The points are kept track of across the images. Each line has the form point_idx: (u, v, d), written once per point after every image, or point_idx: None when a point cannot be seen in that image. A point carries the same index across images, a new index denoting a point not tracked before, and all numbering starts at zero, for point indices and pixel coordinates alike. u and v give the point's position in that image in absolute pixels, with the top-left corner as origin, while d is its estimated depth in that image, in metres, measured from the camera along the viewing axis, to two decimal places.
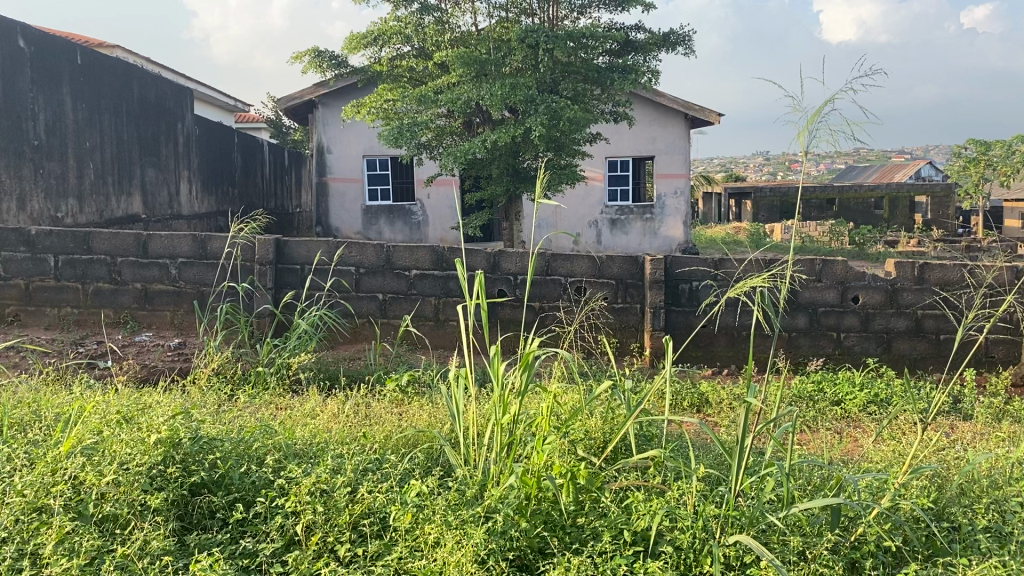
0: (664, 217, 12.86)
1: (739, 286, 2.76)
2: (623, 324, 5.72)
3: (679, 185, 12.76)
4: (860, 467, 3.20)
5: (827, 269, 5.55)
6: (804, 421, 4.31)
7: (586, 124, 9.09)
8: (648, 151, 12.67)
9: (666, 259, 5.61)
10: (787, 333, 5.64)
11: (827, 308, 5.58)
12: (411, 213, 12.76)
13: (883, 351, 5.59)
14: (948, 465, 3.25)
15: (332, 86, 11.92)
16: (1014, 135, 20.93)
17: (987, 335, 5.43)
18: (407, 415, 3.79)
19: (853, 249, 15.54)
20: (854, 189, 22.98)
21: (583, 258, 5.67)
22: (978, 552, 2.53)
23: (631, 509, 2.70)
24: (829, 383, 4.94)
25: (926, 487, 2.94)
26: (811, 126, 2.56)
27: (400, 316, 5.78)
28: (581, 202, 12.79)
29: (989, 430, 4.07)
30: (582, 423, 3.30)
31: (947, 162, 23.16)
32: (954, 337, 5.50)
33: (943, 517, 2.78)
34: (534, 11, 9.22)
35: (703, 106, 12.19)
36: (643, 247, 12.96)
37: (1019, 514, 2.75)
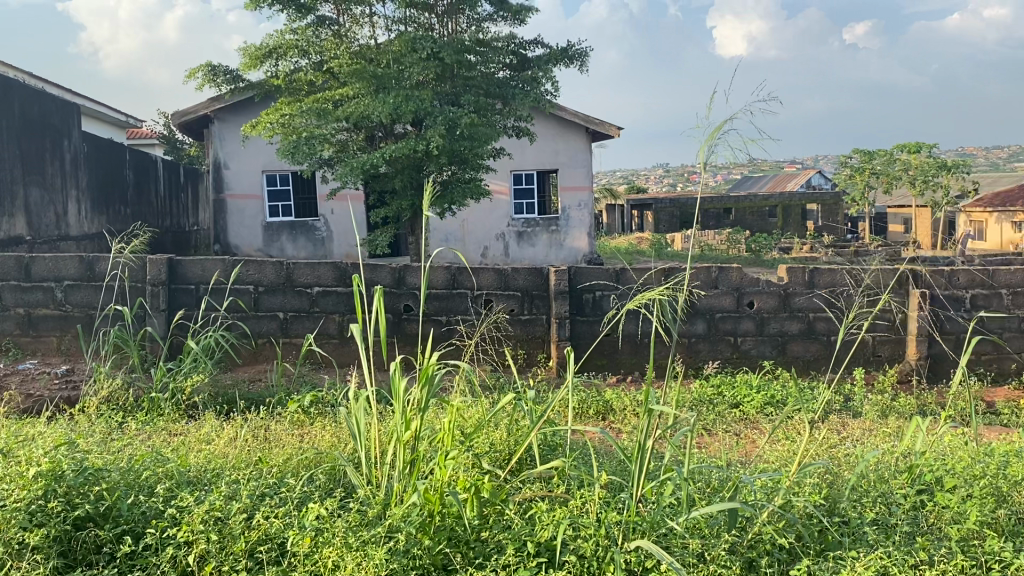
0: (569, 228, 13.03)
1: (638, 297, 2.80)
2: (529, 335, 5.74)
3: (582, 197, 12.99)
4: (756, 467, 3.30)
5: (723, 276, 5.70)
6: (704, 424, 4.41)
7: (489, 139, 9.14)
8: (552, 164, 12.81)
9: (570, 270, 5.67)
10: (687, 338, 5.74)
11: (724, 312, 5.73)
12: (314, 229, 12.57)
13: (778, 354, 5.78)
14: (837, 462, 3.37)
15: (227, 100, 11.58)
16: (895, 146, 22.28)
17: (873, 336, 5.65)
18: (309, 437, 3.71)
19: (752, 256, 16.08)
20: (749, 198, 23.77)
21: (489, 270, 5.68)
22: (866, 545, 2.62)
23: (536, 521, 2.70)
24: (728, 387, 5.08)
25: (819, 484, 3.04)
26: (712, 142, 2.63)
27: (302, 335, 5.65)
28: (487, 215, 12.81)
29: (877, 426, 4.26)
30: (487, 436, 3.29)
31: (836, 171, 24.30)
32: (843, 337, 5.73)
33: (835, 512, 2.87)
34: (433, 25, 9.22)
35: (603, 120, 12.43)
36: (550, 259, 13.08)
37: (903, 505, 2.88)
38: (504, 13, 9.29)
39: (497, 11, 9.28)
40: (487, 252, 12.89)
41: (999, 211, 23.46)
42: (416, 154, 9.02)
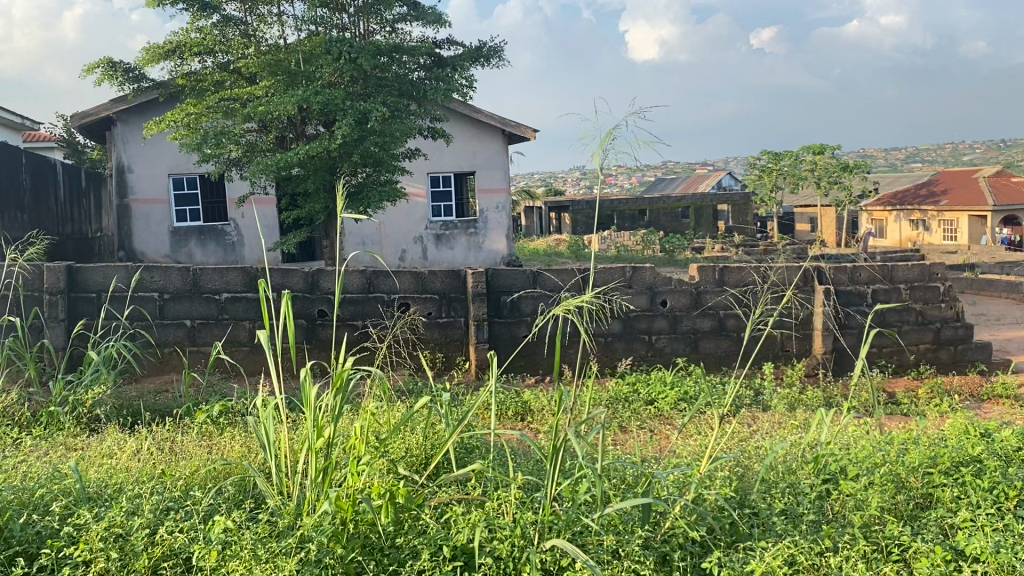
0: (487, 231, 13.02)
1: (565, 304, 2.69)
2: (448, 338, 5.69)
3: (499, 200, 13.04)
4: (669, 462, 3.36)
5: (637, 276, 5.80)
6: (619, 422, 4.45)
7: (403, 138, 9.00)
8: (469, 166, 12.80)
9: (487, 272, 5.65)
10: (603, 338, 5.79)
11: (638, 312, 5.81)
12: (224, 233, 12.25)
13: (691, 351, 5.89)
14: (747, 455, 3.45)
15: (130, 101, 11.16)
16: (800, 148, 23.27)
17: (778, 331, 5.79)
18: (219, 448, 3.59)
19: (665, 256, 16.43)
20: (662, 200, 24.03)
21: (406, 273, 5.61)
22: (775, 535, 2.69)
23: (452, 525, 2.67)
24: (643, 385, 5.15)
25: (730, 477, 3.11)
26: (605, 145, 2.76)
27: (211, 342, 5.47)
28: (404, 218, 12.67)
29: (786, 418, 4.38)
30: (403, 441, 3.23)
31: (746, 172, 25.01)
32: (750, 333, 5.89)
33: (745, 504, 2.93)
34: (345, 25, 9.08)
35: (518, 122, 12.50)
36: (468, 261, 13.03)
37: (810, 494, 2.96)
38: (417, 14, 9.22)
39: (409, 12, 9.21)
40: (405, 255, 12.74)
41: (898, 209, 24.64)
42: (330, 155, 8.83)
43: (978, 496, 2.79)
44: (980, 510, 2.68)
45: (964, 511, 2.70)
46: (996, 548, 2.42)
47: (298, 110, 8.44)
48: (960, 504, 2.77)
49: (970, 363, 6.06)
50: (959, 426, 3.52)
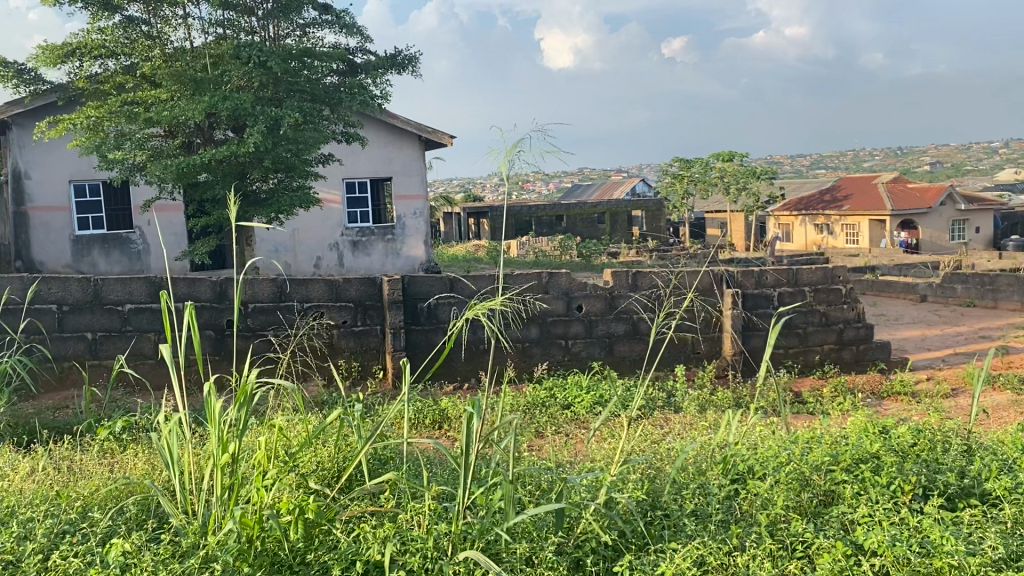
0: (404, 237, 12.93)
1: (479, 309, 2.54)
2: (364, 347, 5.60)
3: (417, 206, 12.99)
4: (583, 466, 3.39)
5: (553, 281, 5.83)
6: (536, 427, 4.47)
7: (317, 144, 8.86)
8: (385, 172, 12.71)
9: (403, 279, 5.60)
10: (521, 344, 5.81)
11: (555, 317, 5.85)
12: (130, 242, 11.84)
13: (606, 354, 5.96)
14: (659, 457, 3.51)
15: (27, 104, 10.67)
16: (709, 156, 24.20)
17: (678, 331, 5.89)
18: (121, 466, 3.45)
19: (582, 261, 16.68)
20: (579, 206, 24.16)
21: (319, 281, 5.51)
22: (685, 536, 2.73)
23: (362, 539, 2.62)
24: (560, 389, 5.18)
25: (641, 480, 3.16)
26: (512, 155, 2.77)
27: (114, 356, 5.26)
28: (319, 224, 12.42)
29: (696, 420, 4.48)
30: (314, 454, 3.15)
31: (659, 179, 25.66)
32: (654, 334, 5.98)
33: (657, 506, 2.98)
34: (254, 29, 8.88)
35: (435, 127, 12.49)
36: (386, 268, 12.90)
37: (718, 494, 3.02)
38: (329, 19, 9.08)
39: (321, 16, 9.06)
40: (320, 263, 12.50)
41: (802, 215, 25.61)
42: (239, 160, 8.62)
43: (877, 492, 2.88)
44: (879, 505, 2.77)
45: (864, 506, 2.79)
46: (892, 542, 2.51)
47: (206, 116, 8.19)
48: (859, 499, 2.87)
49: (870, 361, 6.31)
50: (859, 423, 3.63)
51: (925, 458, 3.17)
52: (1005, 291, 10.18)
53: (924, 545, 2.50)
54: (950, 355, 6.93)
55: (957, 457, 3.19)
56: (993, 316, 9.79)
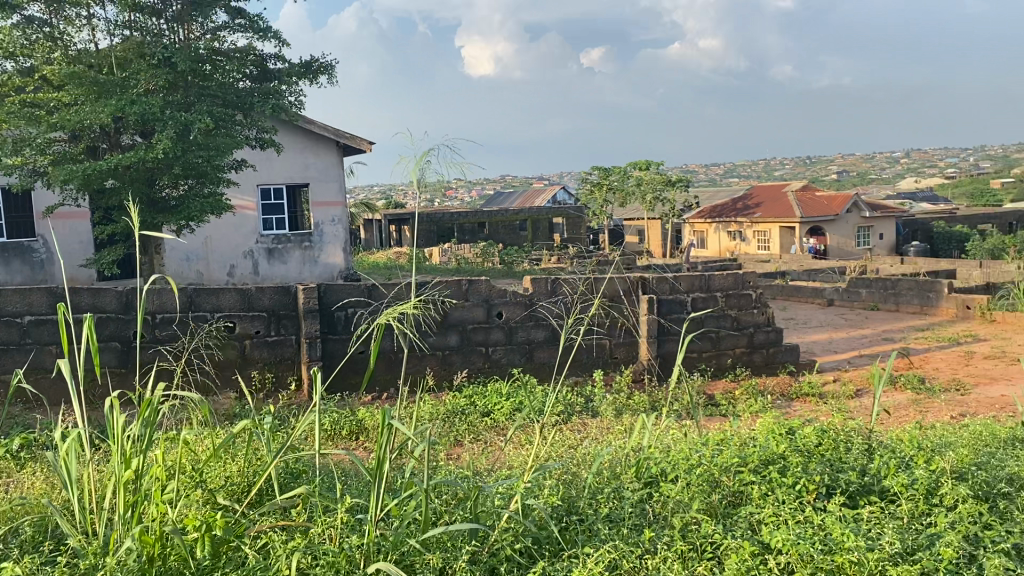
0: (323, 244, 12.77)
1: (390, 316, 2.49)
2: (279, 357, 5.49)
3: (335, 212, 12.85)
4: (499, 474, 3.39)
5: (472, 289, 5.81)
6: (453, 436, 4.44)
7: (229, 150, 8.66)
8: (302, 179, 12.52)
9: (319, 288, 5.50)
10: (440, 351, 5.77)
11: (475, 324, 5.83)
12: (32, 250, 11.35)
13: (527, 361, 5.98)
14: (574, 462, 3.53)
15: None
16: (628, 164, 24.61)
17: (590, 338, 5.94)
18: (16, 486, 3.29)
19: (503, 268, 16.72)
20: (501, 213, 24.23)
21: (231, 290, 5.37)
22: (599, 540, 2.75)
23: (271, 554, 2.55)
24: (479, 397, 5.16)
25: (557, 486, 3.18)
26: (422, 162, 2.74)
27: (12, 371, 5.03)
28: (232, 232, 12.09)
29: (613, 424, 4.52)
30: (223, 469, 3.07)
31: (579, 186, 25.93)
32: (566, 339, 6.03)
33: (572, 511, 3.00)
34: (162, 31, 8.64)
35: (353, 134, 12.38)
36: (303, 276, 12.69)
37: (632, 498, 3.06)
38: (242, 23, 8.89)
39: (233, 19, 8.87)
40: (234, 271, 12.20)
41: (717, 222, 26.24)
42: (148, 166, 8.35)
43: (783, 492, 2.96)
44: (786, 504, 2.84)
45: (770, 506, 2.86)
46: (796, 540, 2.57)
47: (112, 120, 7.88)
48: (766, 500, 2.94)
49: (781, 364, 6.50)
50: (767, 425, 3.74)
51: (828, 457, 3.27)
52: (905, 294, 10.63)
53: (826, 542, 2.57)
54: (855, 356, 7.20)
55: (858, 455, 3.30)
56: (894, 318, 10.22)
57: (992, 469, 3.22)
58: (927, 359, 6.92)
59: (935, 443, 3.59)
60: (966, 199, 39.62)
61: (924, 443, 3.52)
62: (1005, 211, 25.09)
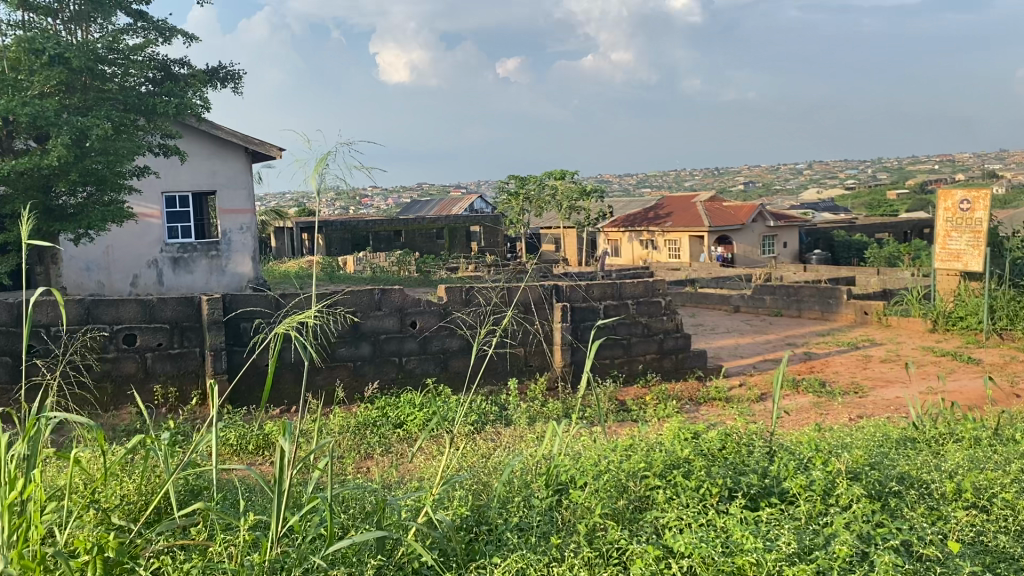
0: (230, 253, 12.45)
1: (290, 326, 2.44)
2: (182, 371, 5.32)
3: (244, 220, 12.57)
4: (408, 486, 3.36)
5: (385, 298, 5.75)
6: (362, 448, 4.39)
7: (131, 156, 8.37)
8: (209, 186, 12.20)
9: (225, 298, 5.36)
10: (352, 362, 5.69)
11: (388, 334, 5.77)
12: None
13: (441, 370, 5.95)
14: (485, 471, 3.53)
15: None
16: (543, 174, 24.86)
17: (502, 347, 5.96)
18: None
19: (419, 277, 16.65)
20: (416, 221, 24.11)
21: (131, 302, 5.19)
22: (507, 549, 2.74)
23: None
24: (392, 408, 5.11)
25: (466, 497, 3.16)
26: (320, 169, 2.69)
27: None
28: (136, 240, 11.69)
29: (525, 432, 4.54)
30: (118, 488, 2.95)
31: (495, 194, 26.04)
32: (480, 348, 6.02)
33: (482, 521, 2.99)
34: (59, 32, 8.28)
35: (262, 140, 12.16)
36: (210, 285, 12.35)
37: (540, 507, 3.06)
38: (145, 26, 8.62)
39: (135, 22, 8.59)
40: (137, 281, 11.78)
41: (630, 230, 26.72)
42: (42, 172, 7.97)
43: (687, 496, 3.01)
44: (689, 509, 2.90)
45: (674, 510, 2.91)
46: (698, 543, 2.62)
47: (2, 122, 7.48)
48: (671, 504, 2.99)
49: (689, 370, 6.65)
50: (673, 429, 3.81)
51: (731, 460, 3.36)
52: (807, 301, 11.03)
53: (727, 544, 2.63)
54: (760, 361, 7.43)
55: (760, 458, 3.40)
56: (796, 324, 10.59)
57: (884, 468, 3.36)
58: (828, 363, 7.18)
59: (832, 444, 3.73)
60: (864, 210, 41.38)
61: (822, 445, 3.65)
62: (900, 220, 26.33)
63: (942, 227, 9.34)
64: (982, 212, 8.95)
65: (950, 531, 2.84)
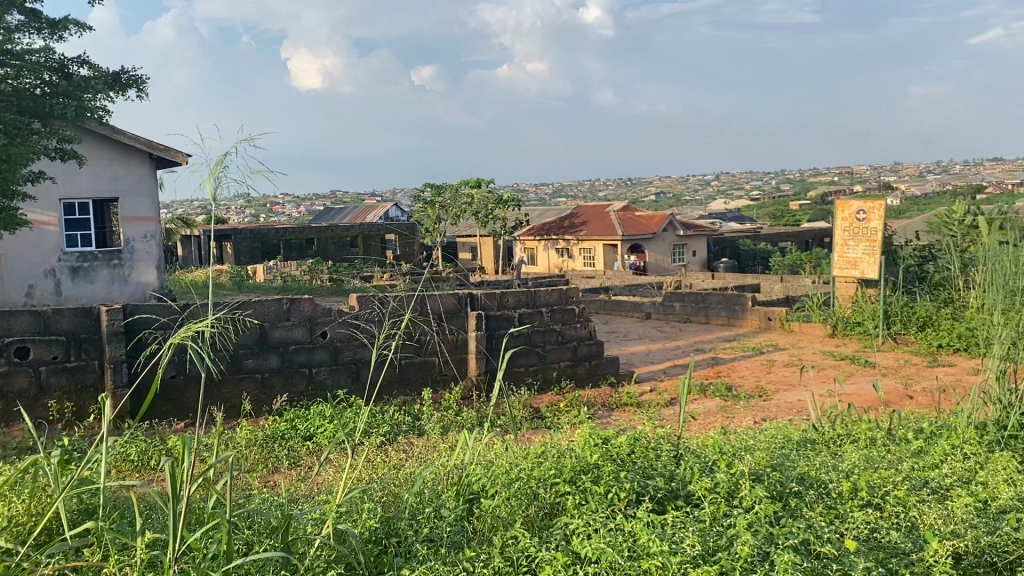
0: (133, 262, 12.02)
1: (185, 334, 2.37)
2: (80, 385, 5.10)
3: (149, 228, 12.15)
4: (315, 499, 3.29)
5: (294, 308, 5.65)
6: (269, 463, 4.29)
7: (25, 161, 8.00)
8: (110, 192, 11.76)
9: (125, 309, 5.18)
10: (260, 374, 5.56)
11: (297, 345, 5.67)
12: None
13: (352, 381, 5.88)
14: (396, 482, 3.49)
15: None
16: (459, 182, 24.88)
17: (415, 357, 5.93)
18: None
19: (331, 286, 16.43)
20: (330, 229, 23.80)
21: (24, 313, 4.97)
22: (415, 561, 2.72)
23: None
24: (301, 420, 5.02)
25: (374, 509, 3.11)
26: (216, 174, 2.62)
27: None
28: (31, 249, 11.21)
29: (437, 442, 4.52)
30: (5, 509, 2.80)
31: (410, 203, 25.92)
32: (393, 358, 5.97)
33: (391, 533, 2.96)
34: None
35: (167, 145, 11.80)
36: (113, 295, 11.90)
37: (450, 517, 3.04)
38: (39, 25, 8.25)
39: (29, 21, 8.21)
40: (33, 291, 11.29)
41: (545, 239, 26.98)
42: None
43: (596, 502, 3.04)
44: (597, 515, 2.92)
45: (583, 516, 2.94)
46: (605, 548, 2.65)
47: None
48: (580, 510, 3.01)
49: (602, 376, 6.73)
50: (584, 436, 3.85)
51: (640, 465, 3.41)
52: (714, 307, 11.32)
53: (633, 548, 2.67)
54: (670, 367, 7.58)
55: (667, 462, 3.46)
56: (705, 330, 10.85)
57: (786, 469, 3.47)
58: (734, 367, 7.38)
59: (736, 447, 3.83)
60: (769, 220, 42.70)
61: (726, 447, 3.75)
62: (802, 229, 27.33)
63: (840, 236, 9.72)
64: (877, 222, 9.35)
65: (847, 529, 2.94)
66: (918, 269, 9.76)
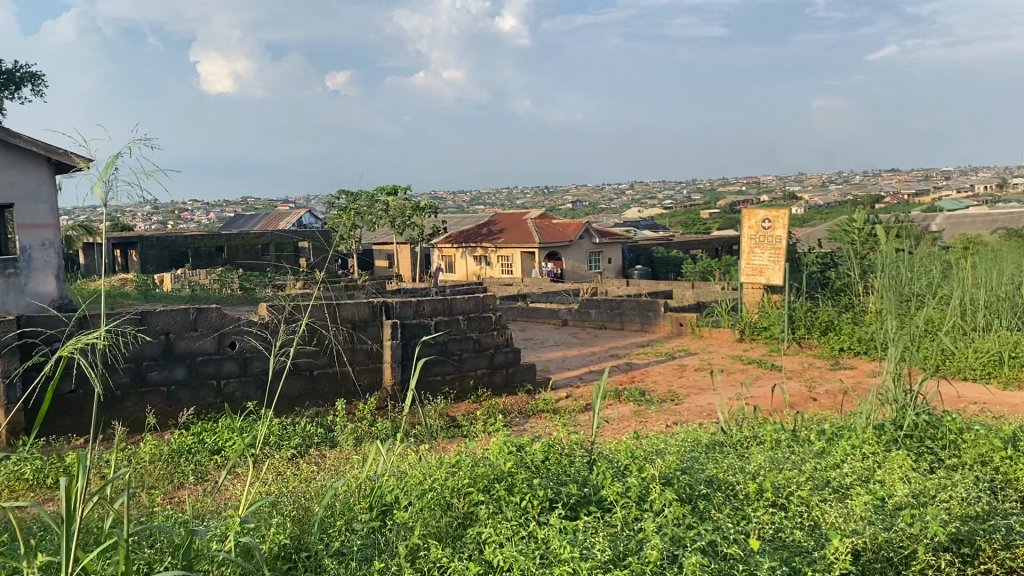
0: (30, 271, 11.52)
1: (76, 346, 2.28)
2: None
3: (47, 235, 11.66)
4: (221, 515, 3.20)
5: (202, 317, 5.49)
6: (175, 478, 4.16)
7: None
8: (5, 198, 11.22)
9: (19, 321, 4.96)
10: (165, 386, 5.38)
11: (205, 356, 5.51)
12: None
13: (263, 393, 5.74)
14: (306, 496, 3.43)
15: None
16: (375, 189, 24.67)
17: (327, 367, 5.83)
18: None
19: (242, 295, 16.06)
20: (241, 236, 23.29)
21: None
22: None
23: None
24: (209, 433, 4.88)
25: (284, 524, 3.05)
26: (107, 176, 2.50)
27: None
28: None
29: (349, 454, 4.46)
30: None
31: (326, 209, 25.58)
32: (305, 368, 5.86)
33: (300, 548, 2.90)
34: None
35: (67, 149, 11.34)
36: (8, 306, 11.36)
37: (361, 530, 3.00)
38: None
39: None
40: None
41: (462, 246, 26.99)
42: None
43: (509, 510, 3.05)
44: (509, 523, 2.93)
45: (496, 525, 2.93)
46: (517, 556, 2.66)
47: None
48: (493, 519, 3.01)
49: (519, 383, 6.76)
50: (498, 443, 3.85)
51: (553, 471, 3.43)
52: (628, 313, 11.52)
53: (545, 555, 2.68)
54: (585, 373, 7.66)
55: (580, 468, 3.49)
56: (619, 336, 11.02)
57: (695, 473, 3.55)
58: (647, 372, 7.52)
59: (647, 451, 3.90)
60: (682, 227, 43.75)
61: (638, 452, 3.80)
62: (713, 236, 28.07)
63: (748, 243, 10.02)
64: (782, 230, 9.67)
65: (754, 529, 3.02)
66: (821, 275, 10.14)
